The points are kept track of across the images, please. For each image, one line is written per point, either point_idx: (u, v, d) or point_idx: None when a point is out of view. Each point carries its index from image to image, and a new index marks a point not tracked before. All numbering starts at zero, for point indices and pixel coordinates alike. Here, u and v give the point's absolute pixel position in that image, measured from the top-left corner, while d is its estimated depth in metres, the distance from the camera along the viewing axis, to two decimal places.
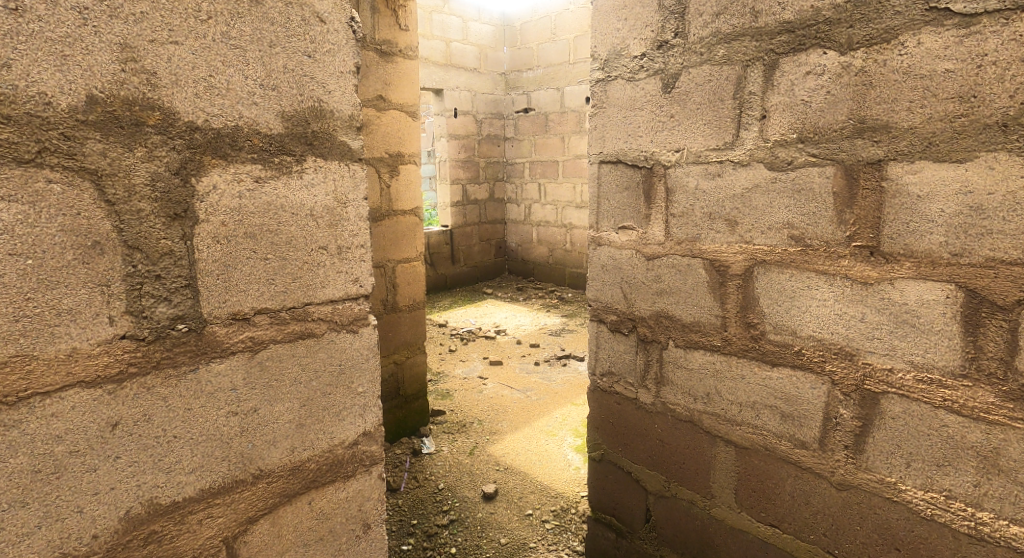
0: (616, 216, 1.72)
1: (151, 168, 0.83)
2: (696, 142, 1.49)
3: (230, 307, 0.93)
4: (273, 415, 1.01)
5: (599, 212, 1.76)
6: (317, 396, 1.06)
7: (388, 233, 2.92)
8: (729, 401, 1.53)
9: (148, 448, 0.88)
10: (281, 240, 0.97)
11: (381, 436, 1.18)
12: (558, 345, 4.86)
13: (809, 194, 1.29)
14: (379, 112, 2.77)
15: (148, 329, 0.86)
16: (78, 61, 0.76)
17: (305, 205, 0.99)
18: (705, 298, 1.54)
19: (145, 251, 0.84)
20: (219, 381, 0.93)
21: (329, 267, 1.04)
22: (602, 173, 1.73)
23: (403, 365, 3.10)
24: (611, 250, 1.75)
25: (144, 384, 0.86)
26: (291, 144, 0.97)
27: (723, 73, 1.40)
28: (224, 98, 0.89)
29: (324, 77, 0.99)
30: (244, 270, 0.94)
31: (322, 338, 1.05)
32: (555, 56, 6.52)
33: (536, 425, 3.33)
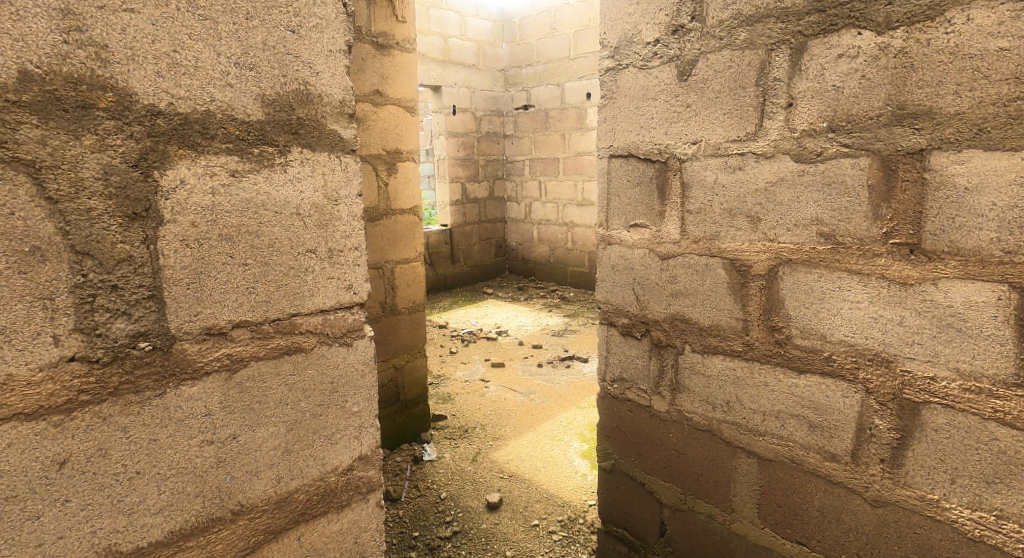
0: (627, 213, 1.63)
1: (103, 159, 0.75)
2: (715, 133, 1.40)
3: (203, 320, 0.85)
4: (255, 441, 0.93)
5: (609, 209, 1.67)
6: (306, 418, 0.98)
7: (387, 233, 2.82)
8: (752, 410, 1.44)
9: (103, 487, 0.80)
10: (263, 242, 0.89)
11: (379, 459, 1.10)
12: (561, 346, 4.76)
13: (841, 188, 1.20)
14: (376, 108, 2.67)
15: (102, 350, 0.77)
16: (7, 28, 0.67)
17: (290, 202, 0.92)
18: (725, 299, 1.45)
19: (98, 257, 0.76)
20: (190, 406, 0.85)
21: (319, 272, 0.96)
22: (612, 167, 1.64)
23: (403, 369, 3.01)
24: (621, 249, 1.67)
25: (98, 414, 0.78)
26: (273, 133, 0.89)
27: (745, 57, 1.31)
28: (193, 78, 0.80)
29: (310, 56, 0.91)
30: (220, 277, 0.86)
31: (311, 353, 0.97)
32: (555, 52, 6.41)
33: (541, 430, 3.24)
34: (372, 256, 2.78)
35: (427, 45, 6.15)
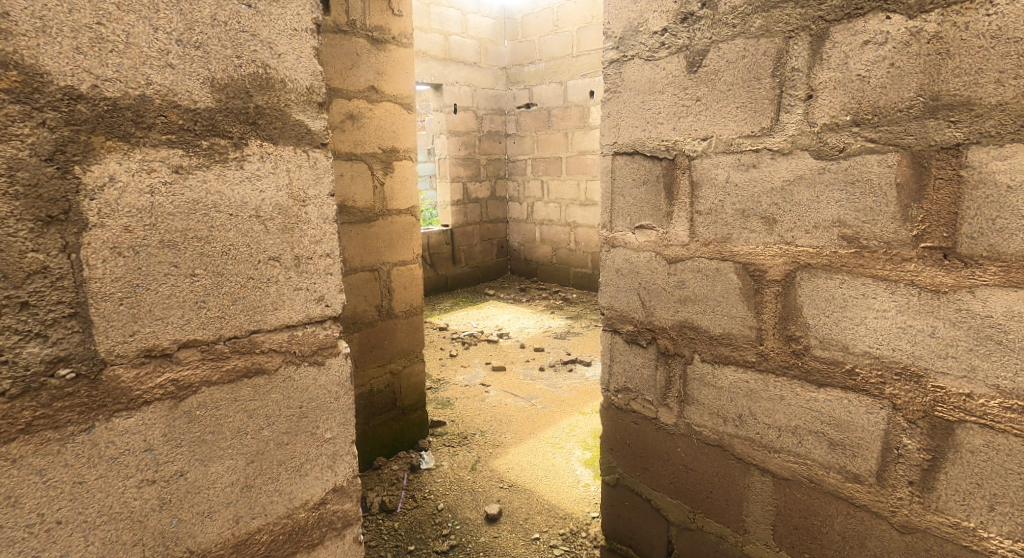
0: (632, 214, 1.54)
1: (9, 151, 0.70)
2: (727, 128, 1.30)
3: (141, 340, 0.82)
4: (206, 478, 0.90)
5: (613, 210, 1.58)
6: (268, 449, 0.97)
7: (382, 235, 2.74)
8: (766, 424, 1.34)
9: (14, 542, 0.75)
10: (214, 250, 0.87)
11: (355, 491, 1.10)
12: (564, 349, 4.66)
13: (866, 186, 1.10)
14: (372, 105, 2.58)
15: (11, 382, 0.73)
16: None
17: (250, 204, 0.89)
18: (737, 306, 1.35)
19: (3, 269, 0.71)
20: (129, 440, 0.83)
21: (284, 283, 0.95)
22: (616, 166, 1.55)
23: (400, 375, 2.92)
24: (627, 251, 1.58)
25: (7, 457, 0.73)
26: (224, 123, 0.86)
27: (760, 46, 1.22)
28: (125, 57, 0.77)
29: (271, 36, 0.88)
30: (162, 290, 0.83)
31: (276, 374, 0.96)
32: (558, 49, 6.31)
33: (542, 437, 3.15)
34: (368, 258, 2.70)
35: (427, 43, 6.06)
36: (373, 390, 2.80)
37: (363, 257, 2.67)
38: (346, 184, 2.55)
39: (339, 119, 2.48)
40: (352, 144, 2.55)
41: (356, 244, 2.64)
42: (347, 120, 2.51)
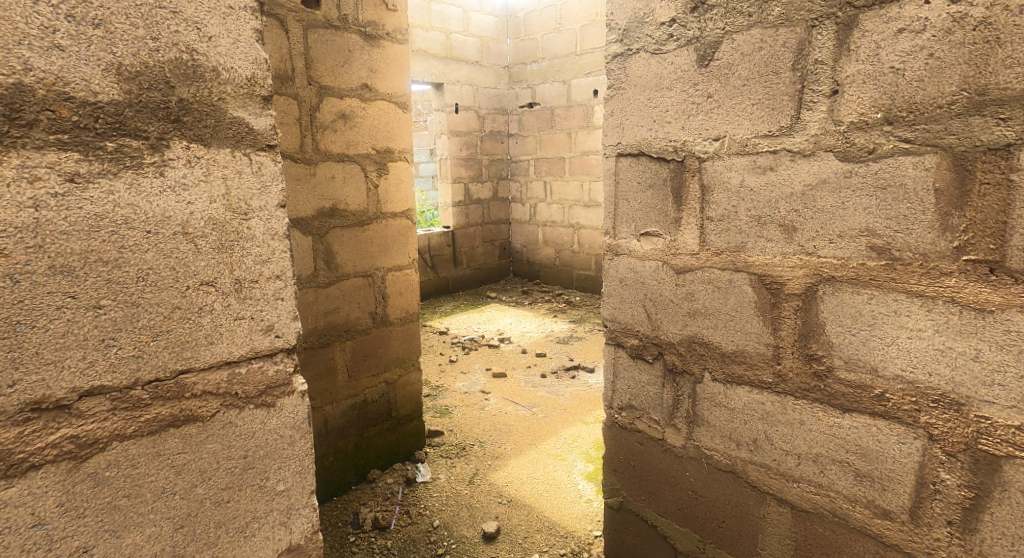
0: (637, 219, 1.43)
1: None
2: (742, 127, 1.19)
3: (38, 396, 0.83)
4: (128, 531, 0.93)
5: (616, 215, 1.47)
6: (202, 500, 1.00)
7: (376, 239, 2.63)
8: (784, 451, 1.23)
9: None
10: (123, 278, 0.88)
11: (314, 542, 1.16)
12: (566, 354, 4.55)
13: (899, 192, 0.99)
14: (365, 104, 2.48)
15: None
16: None
17: (169, 220, 0.91)
18: (752, 322, 1.24)
19: None
20: (33, 497, 0.85)
21: (216, 314, 0.98)
22: (620, 168, 1.44)
23: (395, 384, 2.82)
24: (630, 260, 1.47)
25: None
26: (138, 122, 0.88)
27: (779, 38, 1.11)
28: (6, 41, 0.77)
29: (196, 27, 0.91)
30: (61, 326, 0.84)
31: (208, 418, 0.99)
32: (562, 47, 6.20)
33: (543, 448, 3.04)
34: (361, 263, 2.59)
35: (428, 41, 5.95)
36: (366, 400, 2.70)
37: (355, 262, 2.57)
38: (338, 186, 2.45)
39: (330, 118, 2.38)
40: (344, 145, 2.44)
41: (349, 249, 2.53)
42: (338, 119, 2.41)
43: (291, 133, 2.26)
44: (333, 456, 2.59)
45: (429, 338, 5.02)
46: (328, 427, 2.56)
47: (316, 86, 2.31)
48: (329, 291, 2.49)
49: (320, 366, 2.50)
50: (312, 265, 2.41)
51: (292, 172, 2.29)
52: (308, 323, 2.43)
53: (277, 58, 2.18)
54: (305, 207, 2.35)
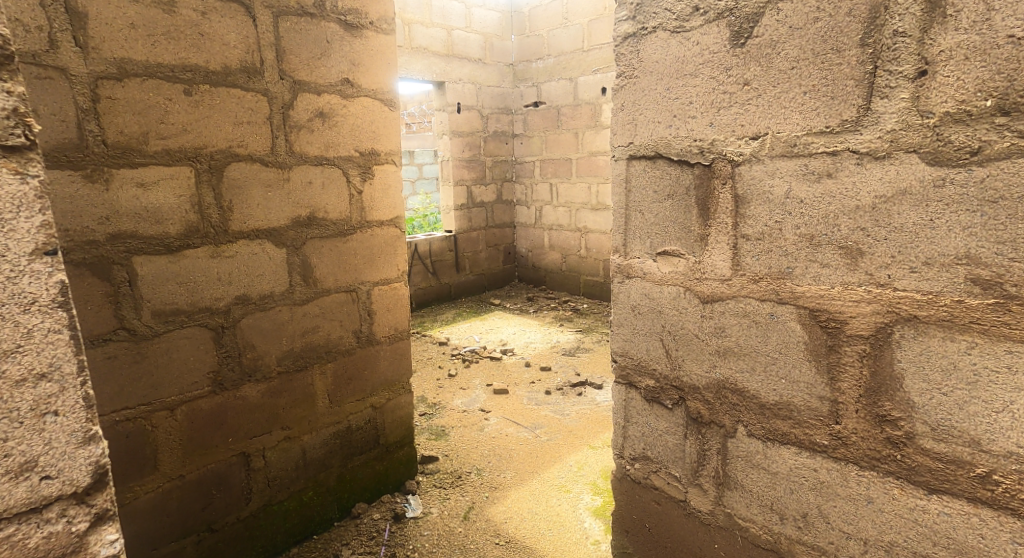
0: (652, 235, 1.21)
1: None
2: (790, 121, 1.00)
3: None
4: None
5: (626, 230, 1.25)
6: None
7: (360, 251, 2.40)
8: (840, 531, 1.06)
9: None
10: None
11: None
12: (572, 368, 4.29)
13: (1010, 208, 0.83)
14: (346, 101, 2.25)
15: None
16: None
17: None
18: (801, 367, 1.05)
19: None
20: None
21: None
22: (631, 173, 1.22)
23: (382, 409, 2.58)
24: (643, 283, 1.25)
25: None
26: None
27: (841, 5, 0.93)
28: None
29: None
30: None
31: None
32: (568, 43, 5.94)
33: (546, 477, 2.79)
34: (343, 277, 2.35)
35: (428, 38, 5.71)
36: (351, 427, 2.46)
37: (336, 277, 2.33)
38: (316, 193, 2.22)
39: (306, 117, 2.14)
40: (322, 146, 2.21)
41: (329, 262, 2.30)
42: (315, 118, 2.17)
43: (261, 133, 2.02)
44: (313, 490, 2.35)
45: (428, 349, 4.78)
46: (307, 458, 2.32)
47: (289, 80, 2.07)
48: (306, 309, 2.25)
49: (298, 392, 2.26)
50: (287, 280, 2.18)
51: (262, 177, 2.05)
52: (284, 344, 2.19)
53: (243, 49, 1.93)
54: (278, 216, 2.11)
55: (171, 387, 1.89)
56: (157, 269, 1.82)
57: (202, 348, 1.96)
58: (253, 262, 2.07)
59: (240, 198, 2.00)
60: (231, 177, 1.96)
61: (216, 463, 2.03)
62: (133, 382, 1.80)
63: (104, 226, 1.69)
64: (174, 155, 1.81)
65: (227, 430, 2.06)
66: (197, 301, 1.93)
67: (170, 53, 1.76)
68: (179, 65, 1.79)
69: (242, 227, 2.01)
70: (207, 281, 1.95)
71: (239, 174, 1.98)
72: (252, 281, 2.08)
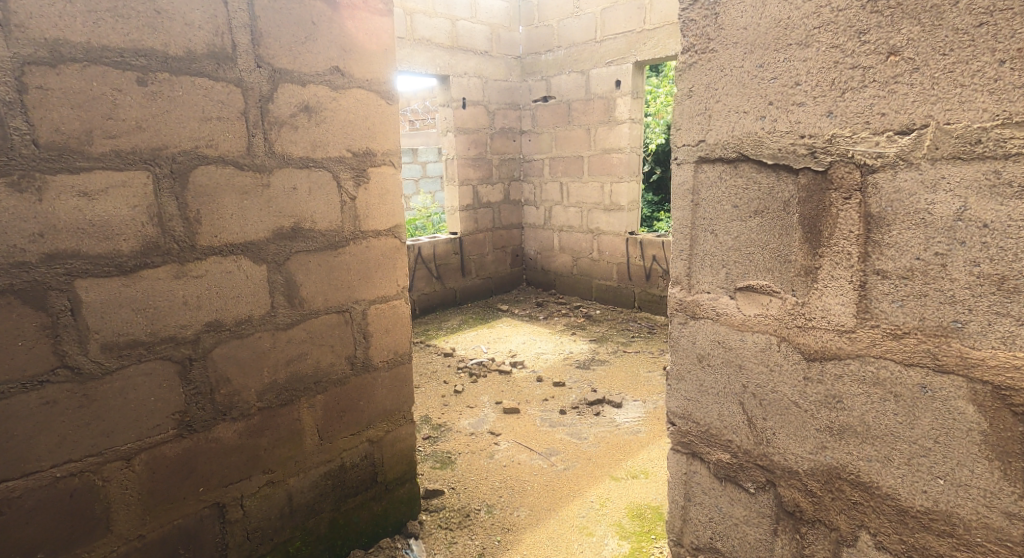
0: (742, 268, 1.16)
1: None
2: (975, 102, 0.88)
3: None
4: None
5: (692, 256, 1.23)
6: None
7: (353, 265, 2.11)
8: None
9: None
10: None
11: None
12: (588, 384, 4.00)
13: None
14: (335, 93, 1.94)
15: None
16: None
17: None
18: (979, 465, 0.95)
19: None
20: None
21: None
22: (712, 177, 1.17)
23: (380, 443, 2.30)
24: (713, 325, 1.23)
25: None
26: None
27: None
28: None
29: None
30: None
31: None
32: (580, 34, 5.62)
33: (565, 516, 2.50)
34: (334, 296, 2.06)
35: (431, 29, 5.40)
36: (344, 466, 2.18)
37: (326, 296, 2.04)
38: (302, 200, 1.92)
39: (287, 112, 1.84)
40: (309, 146, 1.91)
41: (317, 280, 2.01)
42: (300, 112, 1.87)
43: (233, 131, 1.71)
44: (300, 540, 2.07)
45: (432, 362, 4.50)
46: (293, 504, 2.04)
47: (267, 68, 1.77)
48: (291, 335, 1.95)
49: (282, 430, 1.97)
50: (268, 302, 1.88)
51: (237, 183, 1.75)
52: (265, 376, 1.90)
53: (209, 29, 1.62)
54: (256, 228, 1.81)
55: (126, 434, 1.59)
56: (107, 295, 1.52)
57: (165, 385, 1.66)
58: (227, 283, 1.76)
59: (210, 207, 1.70)
60: (197, 183, 1.65)
61: (184, 518, 1.74)
62: (79, 430, 1.51)
63: (36, 245, 1.40)
64: (125, 157, 1.51)
65: (198, 479, 1.76)
66: (157, 331, 1.63)
67: (118, 34, 1.46)
68: (131, 49, 1.48)
69: (213, 242, 1.71)
70: (172, 307, 1.65)
71: (210, 180, 1.68)
72: (227, 304, 1.78)
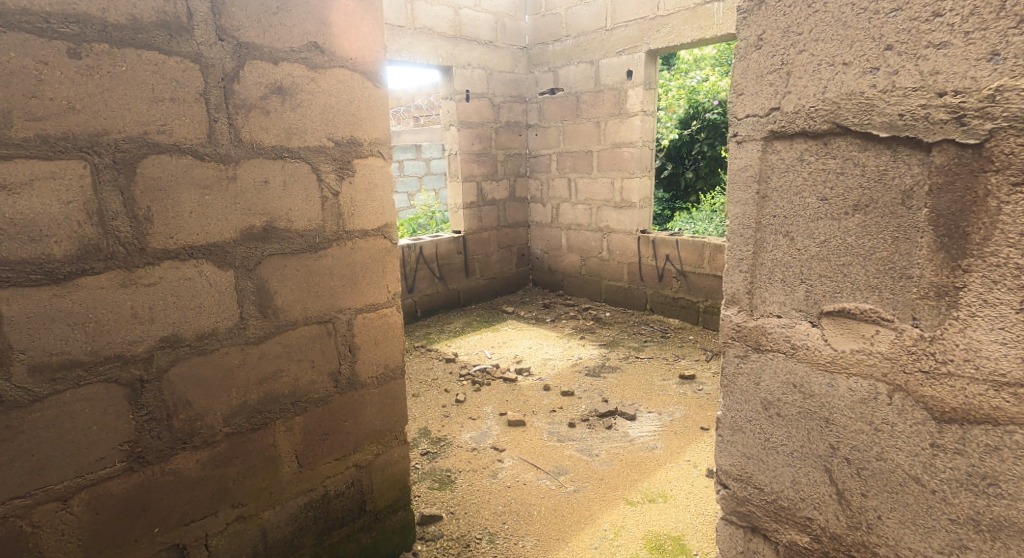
0: (843, 290, 1.01)
1: None
2: None
3: None
4: None
5: (755, 266, 1.11)
6: None
7: (337, 270, 1.87)
8: None
9: None
10: None
11: None
12: (598, 393, 3.77)
13: None
14: (314, 73, 1.70)
15: None
16: None
17: None
18: None
19: None
20: None
21: None
22: (801, 150, 1.02)
23: (369, 468, 2.06)
24: (784, 360, 1.11)
25: None
26: None
27: None
28: None
29: None
30: None
31: None
32: (590, 22, 5.37)
33: (576, 547, 2.26)
34: (315, 305, 1.83)
35: (433, 18, 5.15)
36: (328, 495, 1.94)
37: (306, 305, 1.80)
38: (276, 196, 1.68)
39: (257, 94, 1.59)
40: (283, 133, 1.67)
41: (294, 287, 1.77)
42: (271, 94, 1.62)
43: (190, 114, 1.46)
44: None
45: (433, 369, 4.28)
46: (268, 541, 1.80)
47: (231, 42, 1.52)
48: (264, 350, 1.72)
49: (254, 458, 1.73)
50: (236, 313, 1.64)
51: (197, 176, 1.50)
52: (234, 398, 1.66)
53: None
54: (221, 228, 1.57)
55: (62, 470, 1.36)
56: (35, 307, 1.28)
57: (111, 412, 1.42)
58: (185, 293, 1.52)
59: (163, 204, 1.45)
60: (146, 175, 1.41)
61: None
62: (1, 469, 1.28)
63: None
64: (54, 145, 1.27)
65: (152, 518, 1.53)
66: (99, 349, 1.38)
67: None
68: (58, 13, 1.24)
69: (168, 244, 1.47)
70: (118, 320, 1.41)
71: (163, 172, 1.44)
72: (187, 315, 1.53)
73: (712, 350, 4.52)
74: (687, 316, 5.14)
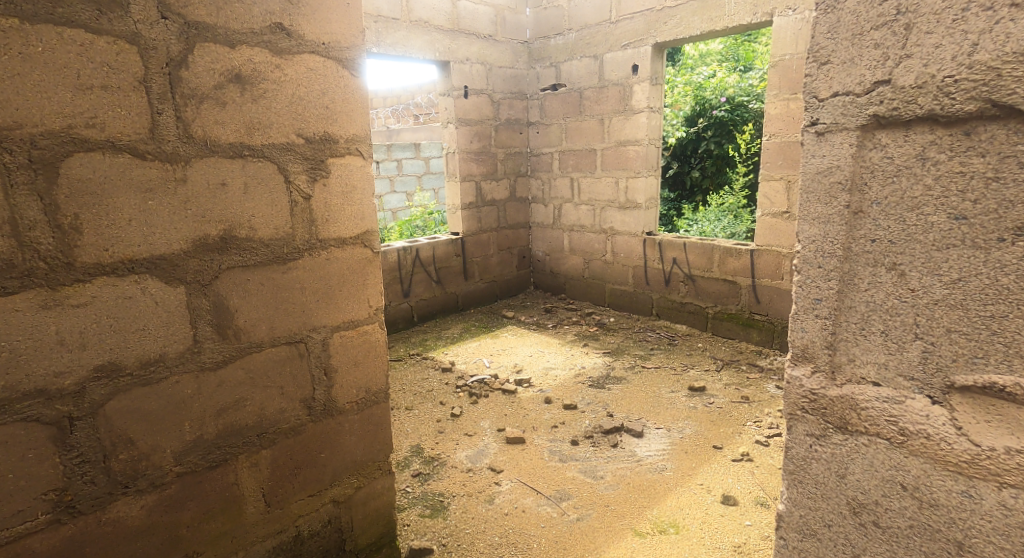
0: (983, 367, 0.88)
1: None
2: None
3: None
4: None
5: (840, 312, 1.00)
6: None
7: (309, 284, 1.66)
8: None
9: None
10: None
11: None
12: (602, 407, 3.56)
13: None
14: (280, 60, 1.49)
15: None
16: None
17: None
18: None
19: None
20: None
21: None
22: (928, 141, 0.89)
23: (348, 503, 1.85)
24: (887, 450, 1.00)
25: None
26: None
27: None
28: None
29: None
30: None
31: None
32: (593, 15, 5.16)
33: None
34: (283, 324, 1.61)
35: (430, 10, 4.92)
36: (300, 537, 1.73)
37: (272, 323, 1.59)
38: (235, 200, 1.47)
39: (210, 82, 1.38)
40: (243, 128, 1.45)
41: (258, 304, 1.55)
42: (228, 83, 1.41)
43: (127, 105, 1.25)
44: None
45: (428, 380, 4.07)
46: None
47: (176, 21, 1.30)
48: (223, 376, 1.50)
49: (212, 500, 1.51)
50: (188, 335, 1.42)
51: (137, 178, 1.29)
52: (187, 432, 1.44)
53: None
54: (168, 238, 1.35)
55: None
56: None
57: (32, 456, 1.21)
58: (125, 314, 1.30)
59: (95, 210, 1.24)
60: (72, 176, 1.20)
61: None
62: None
63: None
64: None
65: None
66: (16, 384, 1.17)
67: None
68: None
69: (101, 257, 1.25)
70: (40, 348, 1.19)
71: (93, 172, 1.22)
72: (128, 341, 1.32)
73: (722, 360, 4.30)
74: (695, 323, 4.92)
